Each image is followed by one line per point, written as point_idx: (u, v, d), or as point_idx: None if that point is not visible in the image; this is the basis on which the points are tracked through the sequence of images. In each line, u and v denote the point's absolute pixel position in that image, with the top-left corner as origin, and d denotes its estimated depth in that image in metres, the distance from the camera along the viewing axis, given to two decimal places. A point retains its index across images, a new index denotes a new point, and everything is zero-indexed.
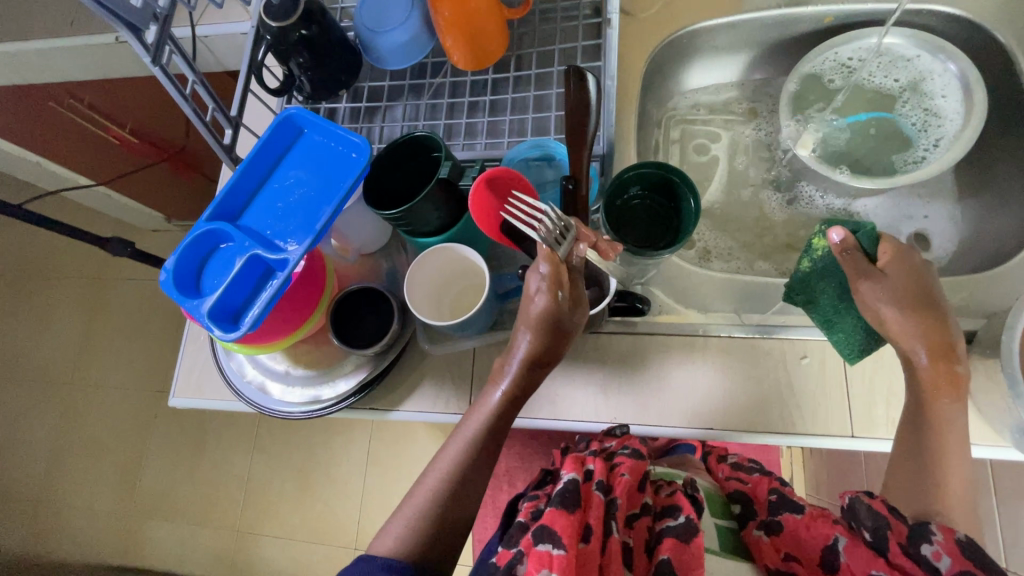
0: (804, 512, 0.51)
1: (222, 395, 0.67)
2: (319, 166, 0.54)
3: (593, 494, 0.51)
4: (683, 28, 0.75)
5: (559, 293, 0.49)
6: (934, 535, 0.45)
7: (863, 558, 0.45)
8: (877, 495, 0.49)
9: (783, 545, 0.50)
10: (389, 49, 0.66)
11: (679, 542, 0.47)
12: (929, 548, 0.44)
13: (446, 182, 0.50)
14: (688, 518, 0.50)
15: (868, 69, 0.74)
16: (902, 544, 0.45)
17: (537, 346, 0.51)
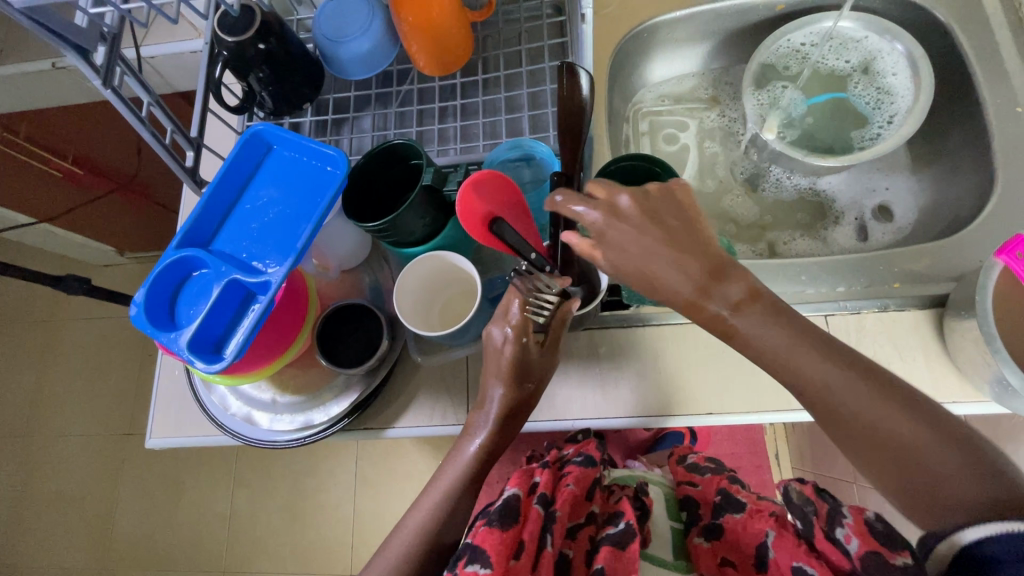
0: (743, 511, 0.62)
1: (203, 431, 0.67)
2: (291, 183, 0.55)
3: (533, 509, 0.61)
4: (644, 22, 0.76)
5: (524, 339, 0.55)
6: (845, 518, 0.48)
7: (787, 550, 0.55)
8: (810, 480, 0.54)
9: (720, 550, 0.62)
10: (350, 59, 0.68)
11: (614, 551, 0.56)
12: (842, 531, 0.48)
13: (430, 189, 0.50)
14: (628, 526, 0.59)
15: (821, 53, 0.75)
16: (825, 528, 0.50)
17: (509, 395, 0.56)
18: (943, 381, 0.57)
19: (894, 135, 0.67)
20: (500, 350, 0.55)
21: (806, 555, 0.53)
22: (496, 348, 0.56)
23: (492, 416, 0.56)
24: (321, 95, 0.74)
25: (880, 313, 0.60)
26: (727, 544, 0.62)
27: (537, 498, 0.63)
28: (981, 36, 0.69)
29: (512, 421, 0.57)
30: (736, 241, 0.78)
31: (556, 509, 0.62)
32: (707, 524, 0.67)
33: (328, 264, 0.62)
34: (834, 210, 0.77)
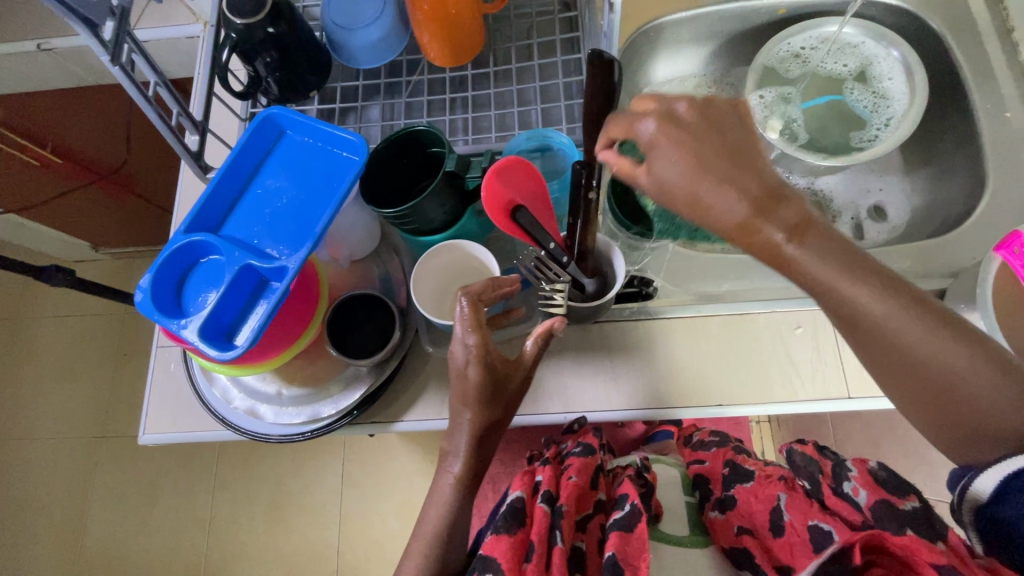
0: (751, 479, 0.66)
1: (200, 426, 0.64)
2: (303, 168, 0.53)
3: (540, 506, 0.60)
4: (650, 21, 0.79)
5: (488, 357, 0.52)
6: (851, 472, 0.55)
7: (800, 511, 0.58)
8: (810, 442, 0.61)
9: (735, 520, 0.64)
10: (360, 47, 0.67)
11: (623, 536, 0.56)
12: (849, 485, 0.54)
13: (453, 175, 0.50)
14: (633, 506, 0.59)
15: (819, 57, 0.78)
16: (833, 485, 0.56)
17: (480, 420, 0.52)
18: None
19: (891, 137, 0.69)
20: (463, 373, 0.52)
21: (820, 513, 0.56)
22: (460, 371, 0.52)
23: (461, 446, 0.53)
24: (328, 83, 0.72)
25: None
26: (738, 514, 0.64)
27: (543, 495, 0.62)
28: (970, 45, 0.72)
29: (487, 441, 0.54)
30: None
31: (562, 502, 0.61)
32: (717, 496, 0.70)
33: (338, 253, 0.61)
34: (833, 208, 0.78)
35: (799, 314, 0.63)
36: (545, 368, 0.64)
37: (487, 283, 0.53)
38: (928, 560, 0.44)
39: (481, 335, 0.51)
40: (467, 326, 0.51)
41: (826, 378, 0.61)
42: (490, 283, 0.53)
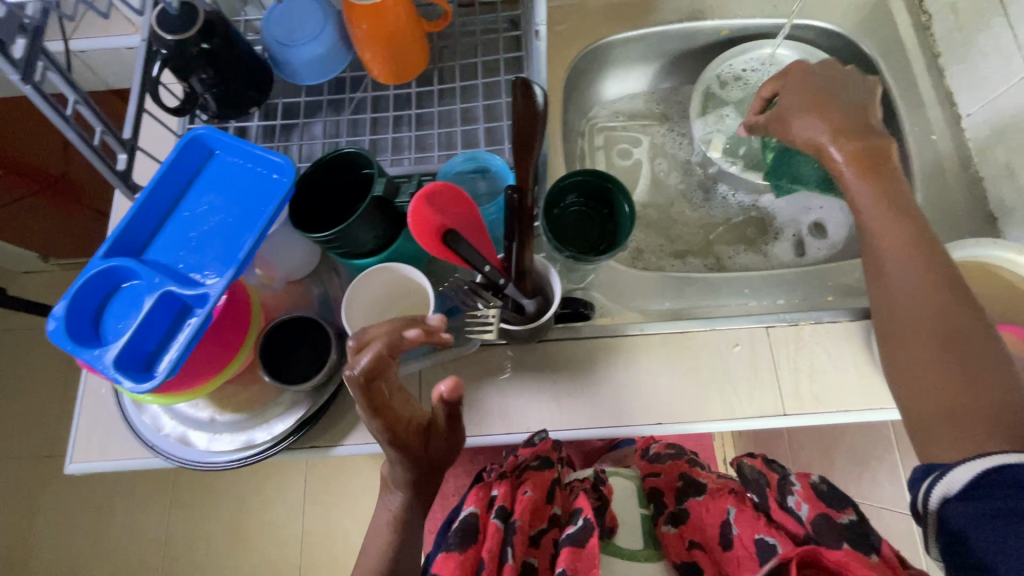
0: (704, 493, 0.68)
1: (130, 454, 0.62)
2: (233, 190, 0.52)
3: (493, 520, 0.58)
4: (598, 40, 0.79)
5: (400, 432, 0.49)
6: (794, 486, 0.57)
7: (747, 524, 0.59)
8: (759, 454, 0.63)
9: (688, 534, 0.66)
10: (301, 64, 0.66)
11: (574, 551, 0.56)
12: (793, 499, 0.56)
13: (381, 200, 0.49)
14: (585, 522, 0.59)
15: (761, 78, 0.79)
16: (778, 498, 0.58)
17: (409, 475, 0.52)
18: (869, 389, 0.62)
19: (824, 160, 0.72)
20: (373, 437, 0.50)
21: (765, 527, 0.58)
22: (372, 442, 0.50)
23: (396, 483, 0.53)
24: (269, 99, 0.71)
25: (816, 325, 0.64)
26: (693, 528, 0.66)
27: (498, 508, 0.60)
28: (901, 66, 0.73)
29: (419, 483, 0.53)
30: (685, 256, 0.80)
31: (517, 516, 0.59)
32: (670, 510, 0.70)
33: (274, 275, 0.60)
34: (774, 226, 0.81)
35: (738, 332, 0.64)
36: (487, 389, 0.63)
37: (376, 349, 0.47)
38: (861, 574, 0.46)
39: (382, 416, 0.48)
40: (364, 407, 0.47)
41: (761, 396, 0.62)
42: (385, 358, 0.47)
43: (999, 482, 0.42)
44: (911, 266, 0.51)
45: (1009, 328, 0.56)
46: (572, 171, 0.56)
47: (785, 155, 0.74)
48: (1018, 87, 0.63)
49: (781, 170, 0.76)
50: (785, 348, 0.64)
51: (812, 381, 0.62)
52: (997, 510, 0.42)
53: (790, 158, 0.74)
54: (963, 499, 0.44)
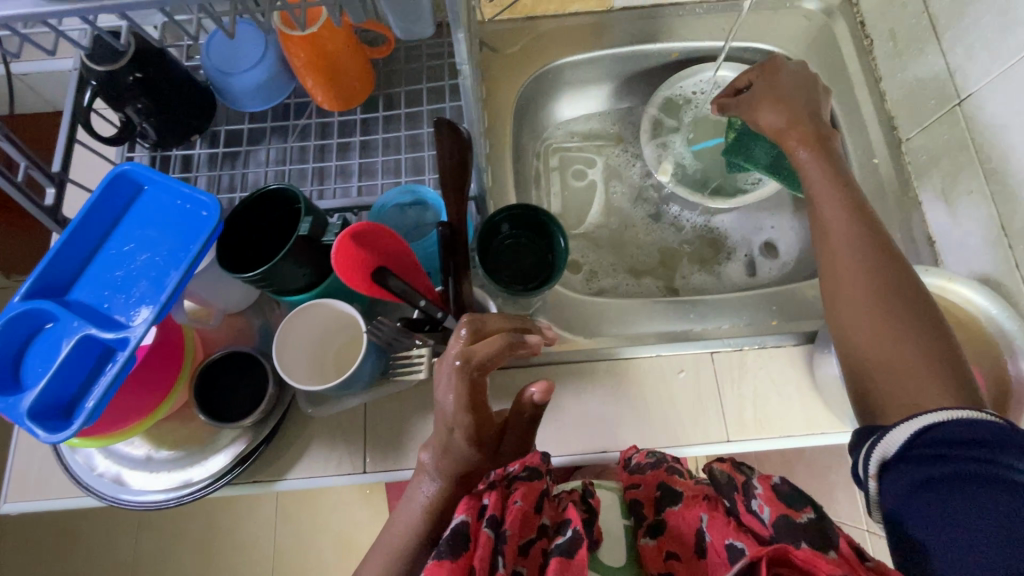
0: (680, 501, 0.53)
1: (66, 493, 0.60)
2: (161, 228, 0.51)
3: (481, 531, 0.45)
4: (548, 63, 0.79)
5: (483, 431, 0.51)
6: (755, 488, 0.49)
7: (719, 529, 0.49)
8: (727, 457, 0.54)
9: (665, 544, 0.51)
10: (242, 91, 0.65)
11: (564, 559, 0.43)
12: (754, 502, 0.48)
13: (308, 239, 0.48)
14: (574, 531, 0.46)
15: (709, 100, 0.80)
16: (745, 502, 0.49)
17: (461, 466, 0.52)
18: (812, 413, 0.62)
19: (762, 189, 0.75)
20: (448, 428, 0.49)
21: (735, 532, 0.48)
22: (444, 432, 0.50)
23: (436, 474, 0.53)
24: (212, 126, 0.70)
25: (760, 349, 0.65)
26: (673, 535, 0.51)
27: (487, 519, 0.46)
28: (844, 90, 0.75)
29: (467, 477, 0.53)
30: (639, 276, 0.80)
31: (507, 526, 0.46)
32: (651, 520, 0.54)
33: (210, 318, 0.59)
34: (727, 245, 0.82)
35: (683, 358, 0.65)
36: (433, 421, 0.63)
37: (495, 344, 0.47)
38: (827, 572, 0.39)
39: (477, 416, 0.49)
40: (463, 404, 0.48)
41: (704, 422, 0.63)
42: (504, 350, 0.47)
43: (936, 440, 0.42)
44: (844, 297, 0.52)
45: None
46: (505, 204, 0.56)
47: (743, 139, 0.73)
48: (952, 113, 0.64)
49: (737, 148, 0.75)
50: (730, 374, 0.64)
51: (756, 406, 0.63)
52: (921, 482, 0.42)
53: (747, 141, 0.73)
54: (900, 464, 0.44)
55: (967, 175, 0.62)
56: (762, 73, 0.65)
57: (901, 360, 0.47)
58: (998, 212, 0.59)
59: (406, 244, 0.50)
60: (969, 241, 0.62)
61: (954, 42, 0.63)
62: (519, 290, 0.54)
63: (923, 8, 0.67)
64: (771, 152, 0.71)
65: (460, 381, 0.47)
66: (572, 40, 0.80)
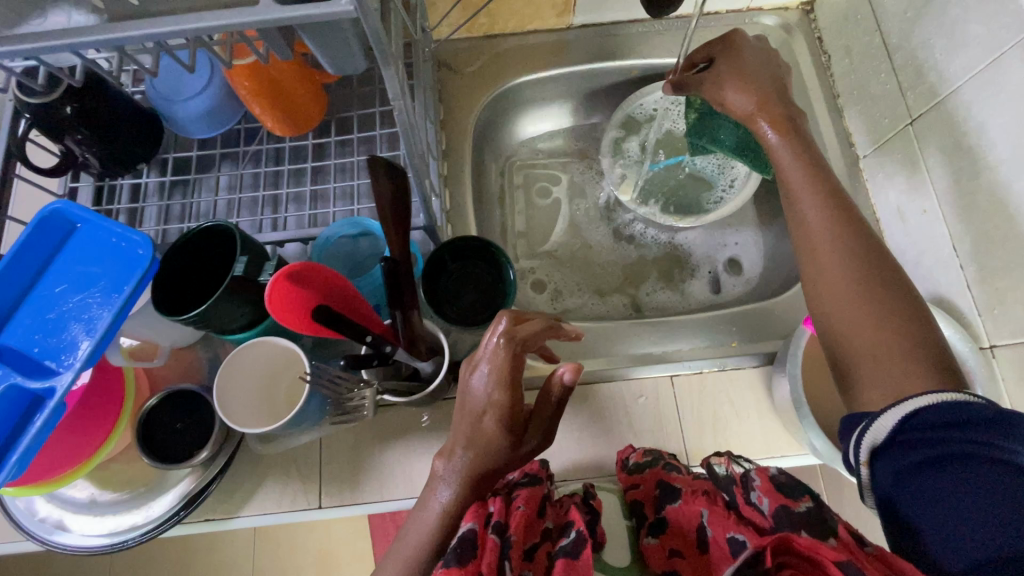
0: (680, 498, 0.50)
1: (8, 537, 0.58)
2: (96, 269, 0.49)
3: (489, 537, 0.41)
4: (507, 82, 0.79)
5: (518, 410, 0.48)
6: (754, 482, 0.49)
7: (721, 518, 0.46)
8: (725, 452, 0.57)
9: (669, 541, 0.49)
10: (188, 118, 0.64)
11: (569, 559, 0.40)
12: (754, 494, 0.48)
13: (244, 279, 0.47)
14: (579, 531, 0.43)
15: (670, 118, 0.79)
16: (745, 494, 0.49)
17: (482, 460, 0.47)
18: (771, 436, 0.62)
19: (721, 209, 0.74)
20: (478, 413, 0.47)
21: (736, 525, 0.45)
22: (473, 415, 0.47)
23: (454, 471, 0.47)
24: (160, 153, 0.68)
25: (719, 372, 0.65)
26: (675, 532, 0.49)
27: (491, 525, 0.42)
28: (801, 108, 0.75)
29: (486, 476, 0.47)
30: (604, 296, 0.80)
31: (512, 531, 0.42)
32: (652, 518, 0.52)
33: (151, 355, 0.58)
34: (691, 263, 0.81)
35: (643, 385, 0.65)
36: (389, 453, 0.62)
37: (538, 324, 0.47)
38: (831, 557, 0.34)
39: (514, 395, 0.47)
40: (503, 380, 0.46)
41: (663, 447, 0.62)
42: (547, 328, 0.49)
43: (929, 422, 0.39)
44: None
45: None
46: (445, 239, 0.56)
47: (707, 119, 0.71)
48: (904, 132, 0.63)
49: (701, 130, 0.72)
50: (689, 398, 0.64)
51: (714, 430, 0.63)
52: (917, 462, 0.39)
53: (712, 121, 0.71)
54: (890, 451, 0.40)
55: (920, 194, 0.62)
56: (724, 48, 0.59)
57: (847, 392, 0.46)
58: (949, 232, 0.58)
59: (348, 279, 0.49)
60: (923, 261, 0.62)
61: (905, 62, 0.63)
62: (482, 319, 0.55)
63: (875, 27, 0.67)
64: (736, 131, 0.69)
65: (505, 355, 0.46)
66: (531, 59, 0.79)
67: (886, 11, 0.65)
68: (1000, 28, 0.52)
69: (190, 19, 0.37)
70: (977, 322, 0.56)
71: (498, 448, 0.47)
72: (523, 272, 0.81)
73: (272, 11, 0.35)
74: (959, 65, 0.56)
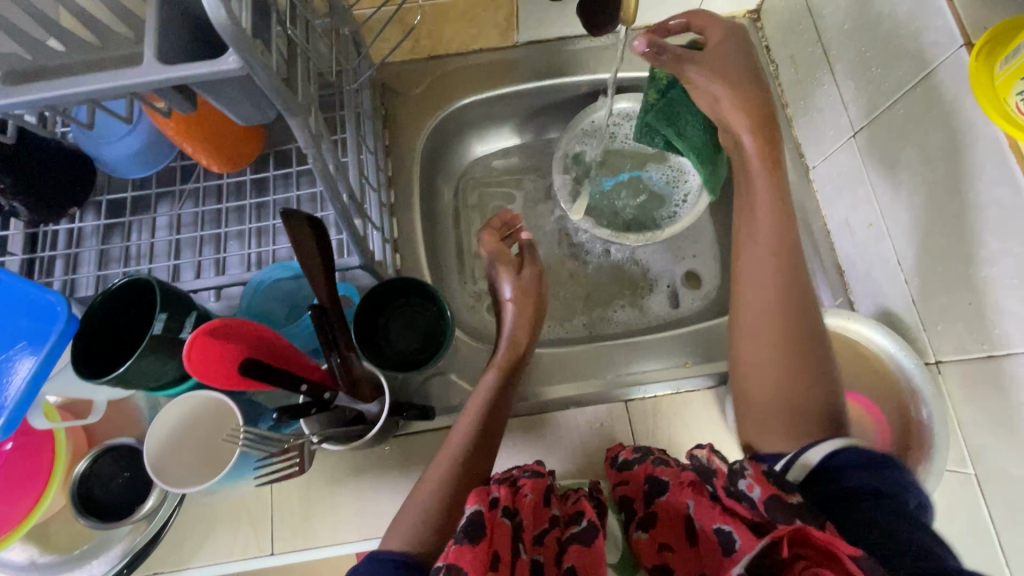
0: (668, 490, 0.48)
1: None
2: (13, 330, 0.48)
3: (498, 519, 0.42)
4: (454, 103, 0.77)
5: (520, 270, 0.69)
6: (746, 470, 0.42)
7: (708, 513, 0.43)
8: (709, 443, 0.50)
9: (659, 536, 0.48)
10: (117, 160, 0.62)
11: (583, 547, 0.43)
12: (743, 483, 0.42)
13: (166, 337, 0.45)
14: (591, 523, 0.45)
15: (623, 132, 0.80)
16: (728, 485, 0.43)
17: (520, 312, 0.66)
18: (727, 457, 0.62)
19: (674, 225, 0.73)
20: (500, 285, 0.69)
21: (723, 515, 0.42)
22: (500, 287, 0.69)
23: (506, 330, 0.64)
24: (93, 196, 0.66)
25: (674, 395, 0.64)
26: (665, 524, 0.48)
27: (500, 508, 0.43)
28: None
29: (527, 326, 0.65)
30: (562, 316, 0.79)
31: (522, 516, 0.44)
32: (642, 512, 0.51)
33: (83, 411, 0.55)
34: (650, 278, 0.80)
35: (598, 411, 0.65)
36: (341, 494, 0.60)
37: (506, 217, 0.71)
38: (848, 552, 0.32)
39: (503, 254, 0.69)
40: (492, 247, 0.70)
41: None
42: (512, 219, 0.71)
43: (851, 463, 0.40)
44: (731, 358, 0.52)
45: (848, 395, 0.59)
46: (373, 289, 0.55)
47: (674, 107, 0.68)
48: (847, 145, 0.63)
49: (665, 116, 0.69)
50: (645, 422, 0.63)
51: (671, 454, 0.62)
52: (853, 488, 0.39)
53: (679, 112, 0.68)
54: (825, 475, 0.41)
55: (864, 207, 0.61)
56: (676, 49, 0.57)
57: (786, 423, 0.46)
58: (892, 247, 0.58)
59: (272, 329, 0.49)
60: (871, 274, 0.62)
61: (844, 74, 0.62)
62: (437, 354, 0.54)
63: (816, 38, 0.66)
64: (701, 126, 0.68)
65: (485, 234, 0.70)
66: (477, 79, 0.78)
67: (825, 23, 0.64)
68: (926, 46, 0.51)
69: (79, 82, 0.35)
70: (923, 337, 0.56)
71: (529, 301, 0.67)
72: (480, 295, 0.79)
73: (159, 72, 0.34)
74: (893, 81, 0.55)
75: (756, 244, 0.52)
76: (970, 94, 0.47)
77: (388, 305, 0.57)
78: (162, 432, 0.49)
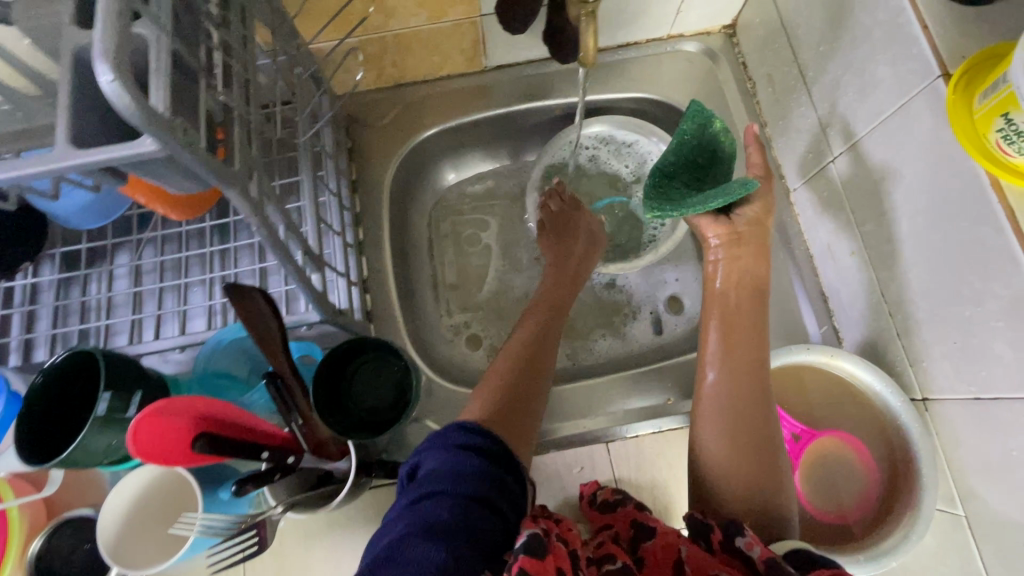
0: (653, 536, 0.45)
1: None
2: None
3: (557, 546, 0.36)
4: (422, 132, 0.75)
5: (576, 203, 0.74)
6: (744, 529, 0.43)
7: (703, 560, 0.42)
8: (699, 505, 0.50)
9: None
10: (72, 212, 0.58)
11: None
12: (742, 540, 0.42)
13: (110, 416, 0.42)
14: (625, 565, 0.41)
15: (602, 154, 0.78)
16: (722, 542, 0.43)
17: (579, 237, 0.71)
18: None
19: (652, 252, 0.71)
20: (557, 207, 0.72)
21: (723, 566, 0.42)
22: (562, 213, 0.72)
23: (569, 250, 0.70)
24: (46, 250, 0.63)
25: (656, 434, 0.63)
26: (650, 568, 0.43)
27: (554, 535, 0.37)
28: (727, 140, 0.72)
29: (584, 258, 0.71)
30: None
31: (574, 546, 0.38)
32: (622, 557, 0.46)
33: (39, 483, 0.53)
34: (632, 304, 0.78)
35: (579, 454, 0.63)
36: (315, 554, 0.58)
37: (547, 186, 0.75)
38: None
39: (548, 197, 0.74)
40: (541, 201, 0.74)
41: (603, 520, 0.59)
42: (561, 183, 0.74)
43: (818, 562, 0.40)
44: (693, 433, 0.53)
45: (828, 434, 0.59)
46: (332, 351, 0.53)
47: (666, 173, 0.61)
48: (826, 170, 0.61)
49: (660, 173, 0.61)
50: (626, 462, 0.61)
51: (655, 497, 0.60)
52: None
53: (669, 178, 0.60)
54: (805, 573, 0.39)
55: (845, 235, 0.59)
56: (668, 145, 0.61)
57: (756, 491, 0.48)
58: (876, 278, 0.56)
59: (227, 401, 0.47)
60: (856, 304, 0.60)
61: (820, 96, 0.60)
62: (408, 411, 0.52)
63: (793, 57, 0.63)
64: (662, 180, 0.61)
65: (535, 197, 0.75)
66: (446, 106, 0.75)
67: (801, 41, 0.62)
68: (903, 74, 0.48)
69: None
70: (909, 373, 0.54)
71: (588, 233, 0.72)
72: (458, 328, 0.77)
73: (67, 158, 0.31)
74: (872, 108, 0.52)
75: (734, 337, 0.56)
76: (948, 127, 0.44)
77: (354, 363, 0.55)
78: (107, 521, 0.46)
